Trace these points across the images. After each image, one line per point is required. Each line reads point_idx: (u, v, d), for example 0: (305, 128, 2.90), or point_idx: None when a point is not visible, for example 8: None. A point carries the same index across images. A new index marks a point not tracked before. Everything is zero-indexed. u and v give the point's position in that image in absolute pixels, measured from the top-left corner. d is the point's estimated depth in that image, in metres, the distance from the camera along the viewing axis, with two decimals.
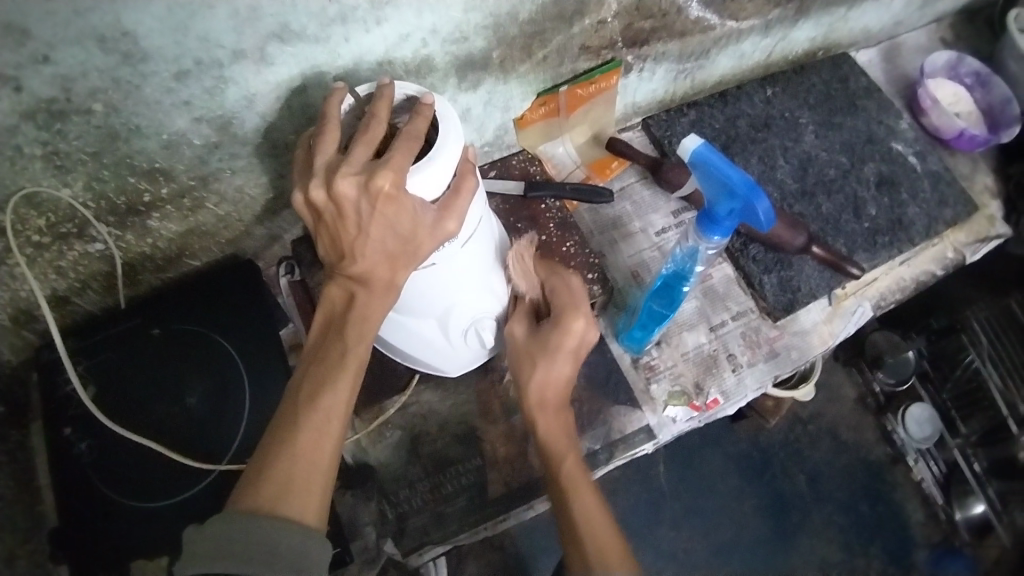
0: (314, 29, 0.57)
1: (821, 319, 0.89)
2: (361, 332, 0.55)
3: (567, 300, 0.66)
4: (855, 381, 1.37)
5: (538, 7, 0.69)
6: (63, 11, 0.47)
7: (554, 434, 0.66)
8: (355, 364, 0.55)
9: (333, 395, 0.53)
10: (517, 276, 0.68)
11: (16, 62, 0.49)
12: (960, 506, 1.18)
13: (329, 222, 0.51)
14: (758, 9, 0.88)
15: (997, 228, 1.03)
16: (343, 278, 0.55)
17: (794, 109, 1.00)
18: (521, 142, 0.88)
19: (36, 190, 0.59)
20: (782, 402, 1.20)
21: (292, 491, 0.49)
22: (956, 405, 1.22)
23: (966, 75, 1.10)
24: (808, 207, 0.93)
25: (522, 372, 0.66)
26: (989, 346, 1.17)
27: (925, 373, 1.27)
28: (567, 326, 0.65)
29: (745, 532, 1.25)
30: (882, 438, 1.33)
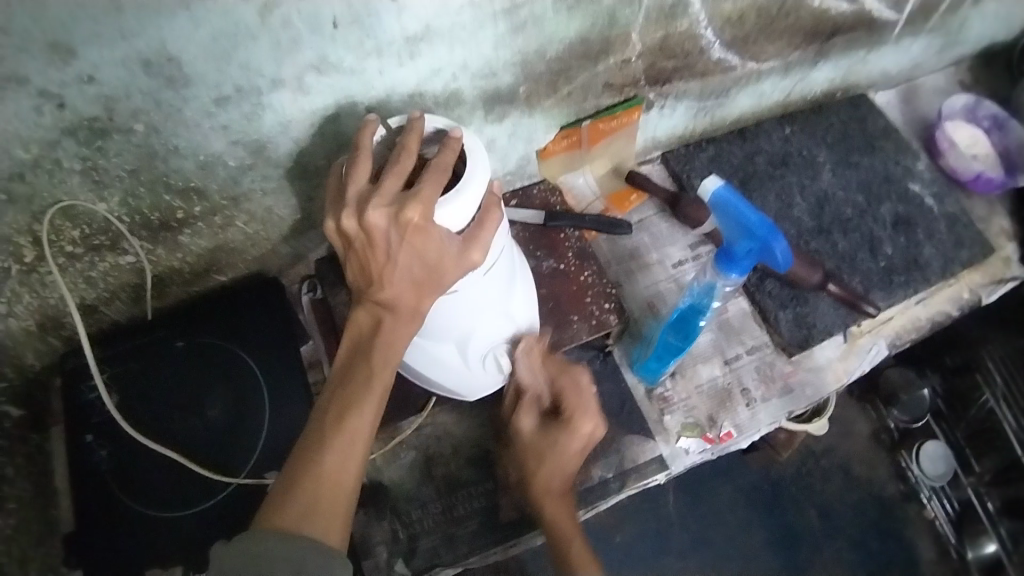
0: (350, 62, 0.60)
1: (836, 355, 0.89)
2: (386, 356, 0.56)
3: (576, 399, 0.70)
4: (869, 418, 1.35)
5: (565, 46, 0.71)
6: (114, 37, 0.50)
7: (561, 523, 0.70)
8: (380, 387, 0.56)
9: (358, 418, 0.54)
10: (523, 368, 0.70)
11: (63, 81, 0.51)
12: (972, 545, 1.22)
13: (359, 249, 0.53)
14: (779, 51, 0.90)
15: (1013, 270, 1.02)
16: (371, 303, 0.56)
17: (812, 147, 1.02)
18: (542, 172, 0.90)
19: (73, 203, 0.61)
20: (794, 436, 1.20)
21: (316, 511, 0.50)
22: (970, 444, 1.24)
23: (984, 118, 1.11)
24: (824, 244, 0.94)
25: (530, 466, 0.70)
26: (1003, 386, 1.18)
27: (939, 412, 1.29)
28: (578, 426, 0.68)
29: (753, 568, 1.24)
30: (894, 476, 1.31)
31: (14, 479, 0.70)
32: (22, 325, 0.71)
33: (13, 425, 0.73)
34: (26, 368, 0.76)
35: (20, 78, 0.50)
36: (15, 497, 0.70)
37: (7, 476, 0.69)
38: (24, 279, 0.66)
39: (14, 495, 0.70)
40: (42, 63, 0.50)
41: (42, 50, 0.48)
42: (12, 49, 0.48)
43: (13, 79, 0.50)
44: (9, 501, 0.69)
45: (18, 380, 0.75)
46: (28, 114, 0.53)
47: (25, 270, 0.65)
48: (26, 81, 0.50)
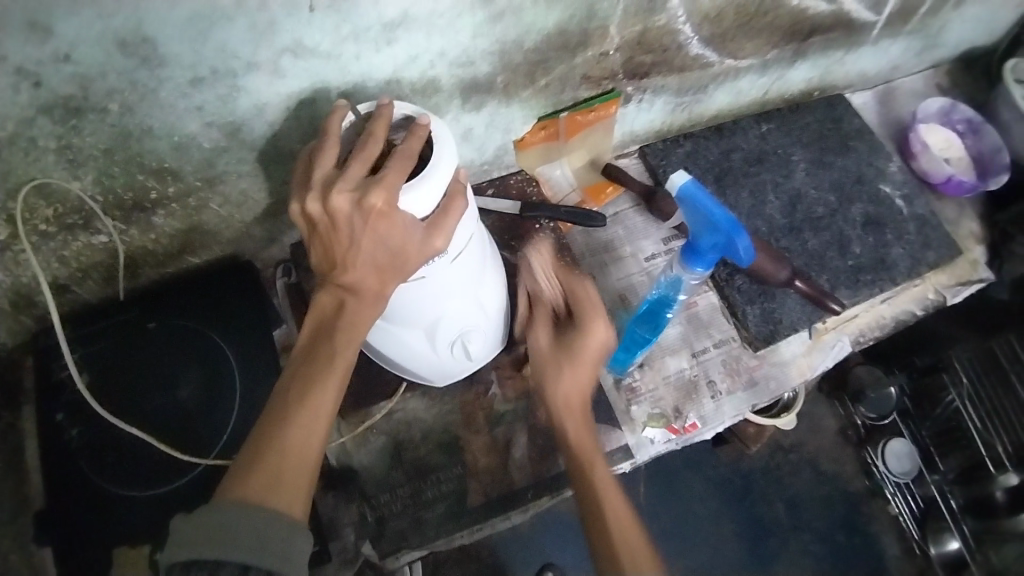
0: (326, 46, 0.60)
1: (801, 351, 0.91)
2: (350, 339, 0.57)
3: (587, 303, 0.71)
4: (837, 415, 1.45)
5: (543, 37, 0.72)
6: (89, 16, 0.50)
7: (581, 440, 0.69)
8: (342, 366, 0.56)
9: (321, 395, 0.55)
10: (538, 277, 0.76)
11: (39, 59, 0.51)
12: (935, 542, 1.27)
13: (323, 233, 0.54)
14: (757, 49, 0.92)
15: (980, 272, 1.05)
16: (334, 286, 0.57)
17: (788, 146, 1.04)
18: (519, 162, 0.90)
19: (46, 181, 0.61)
20: (762, 430, 1.23)
21: (281, 481, 0.51)
22: (935, 444, 1.30)
23: (959, 122, 1.13)
24: (794, 242, 0.96)
25: (546, 377, 0.70)
26: (969, 387, 1.22)
27: (906, 411, 1.36)
28: (589, 329, 0.69)
29: (722, 556, 1.31)
30: (861, 472, 1.40)
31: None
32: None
33: None
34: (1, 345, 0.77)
35: None
36: None
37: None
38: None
39: None
40: (17, 40, 0.49)
41: (16, 27, 0.48)
42: None
43: None
44: None
45: None
46: (4, 92, 0.52)
47: None
48: (1, 58, 0.50)
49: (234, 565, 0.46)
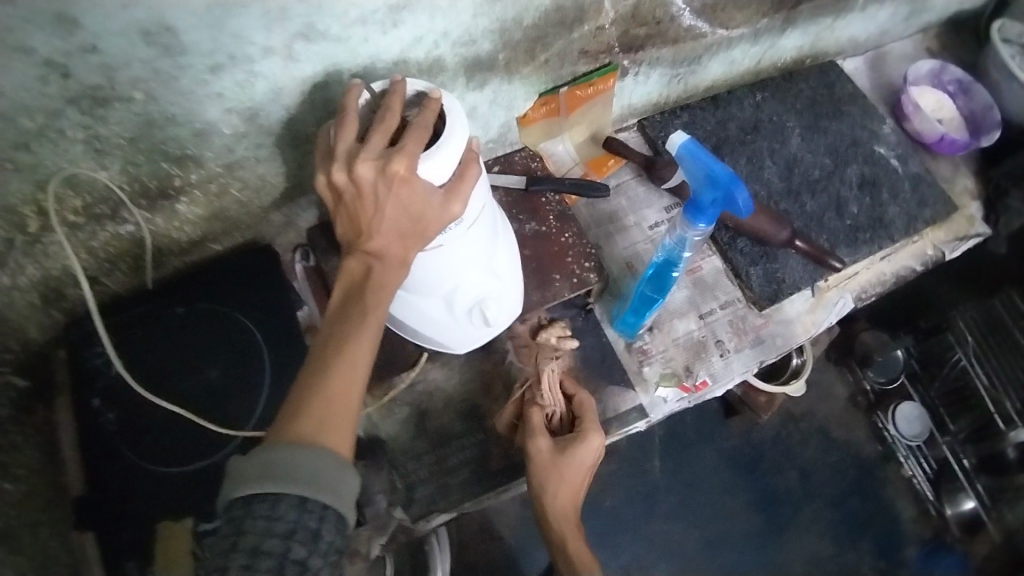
0: (337, 30, 0.62)
1: (805, 309, 0.94)
2: (379, 299, 0.59)
3: (589, 417, 0.75)
4: (845, 381, 1.46)
5: (541, 14, 0.74)
6: (114, 7, 0.52)
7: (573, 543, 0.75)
8: (374, 325, 0.58)
9: (356, 352, 0.56)
10: (546, 389, 0.76)
11: (66, 50, 0.54)
12: (951, 502, 1.31)
13: (349, 201, 0.56)
14: (748, 18, 0.94)
15: (977, 227, 1.07)
16: (361, 253, 0.59)
17: (782, 113, 1.06)
18: (523, 139, 0.93)
19: (75, 171, 0.64)
20: (773, 400, 1.28)
21: (326, 430, 0.52)
22: (944, 403, 1.34)
23: (949, 83, 1.16)
24: (793, 204, 0.99)
25: (543, 486, 0.74)
26: (974, 346, 1.27)
27: (914, 374, 1.38)
28: (588, 440, 0.73)
29: (737, 525, 1.34)
30: (872, 438, 1.42)
31: (22, 448, 0.75)
32: (26, 298, 0.75)
33: (21, 395, 0.78)
34: (28, 342, 0.79)
35: (26, 49, 0.52)
36: (25, 463, 0.74)
37: (15, 446, 0.74)
38: (29, 249, 0.69)
39: (24, 460, 0.74)
40: (46, 33, 0.52)
41: (45, 19, 0.51)
42: (17, 17, 0.50)
43: (18, 48, 0.52)
44: (20, 467, 0.73)
45: (20, 352, 0.78)
46: (34, 84, 0.55)
47: (28, 240, 0.68)
48: (30, 51, 0.53)
49: (293, 497, 0.49)
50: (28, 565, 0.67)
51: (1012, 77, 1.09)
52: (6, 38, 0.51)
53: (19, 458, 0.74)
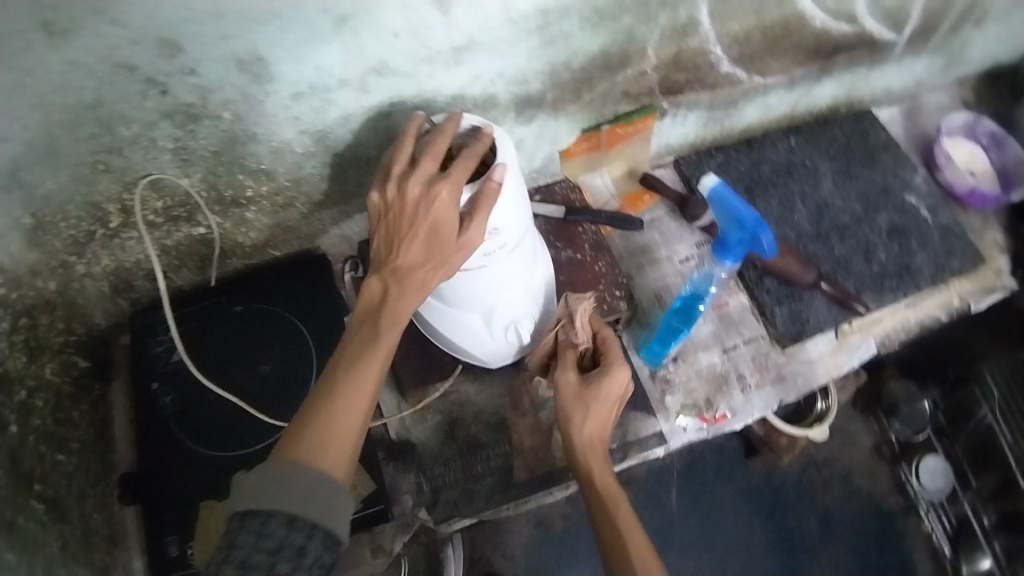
0: (405, 66, 0.69)
1: (828, 350, 0.96)
2: (393, 321, 0.63)
3: (614, 352, 0.73)
4: (872, 430, 1.46)
5: (589, 59, 0.80)
6: (215, 37, 0.60)
7: (604, 479, 0.71)
8: (385, 345, 0.63)
9: (364, 374, 0.61)
10: (577, 327, 0.74)
11: (168, 71, 0.61)
12: (967, 560, 1.31)
13: (392, 218, 0.62)
14: (784, 67, 0.99)
15: (1004, 280, 1.07)
16: (385, 273, 0.64)
17: (815, 158, 1.10)
18: (564, 171, 0.99)
19: (160, 176, 0.72)
20: (797, 442, 1.28)
21: (326, 448, 0.57)
22: (969, 460, 1.34)
23: (983, 135, 1.18)
24: (821, 248, 1.02)
25: (571, 418, 0.71)
26: (1000, 402, 1.26)
27: (940, 427, 1.39)
28: (615, 373, 0.71)
29: (751, 565, 1.35)
30: (895, 489, 1.42)
31: (78, 423, 0.82)
32: (97, 285, 0.82)
33: (85, 374, 0.86)
34: (93, 326, 0.87)
35: (132, 66, 0.60)
36: (80, 437, 0.82)
37: (73, 420, 0.81)
38: (109, 242, 0.77)
39: (81, 435, 0.82)
40: (153, 55, 0.59)
41: (153, 43, 0.58)
42: (127, 39, 0.57)
43: (125, 66, 0.59)
44: (75, 441, 0.80)
45: (87, 334, 0.86)
46: (136, 98, 0.63)
47: (108, 234, 0.76)
48: (135, 69, 0.60)
49: (283, 515, 0.54)
50: (70, 535, 0.75)
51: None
52: (114, 56, 0.58)
53: (77, 433, 0.82)
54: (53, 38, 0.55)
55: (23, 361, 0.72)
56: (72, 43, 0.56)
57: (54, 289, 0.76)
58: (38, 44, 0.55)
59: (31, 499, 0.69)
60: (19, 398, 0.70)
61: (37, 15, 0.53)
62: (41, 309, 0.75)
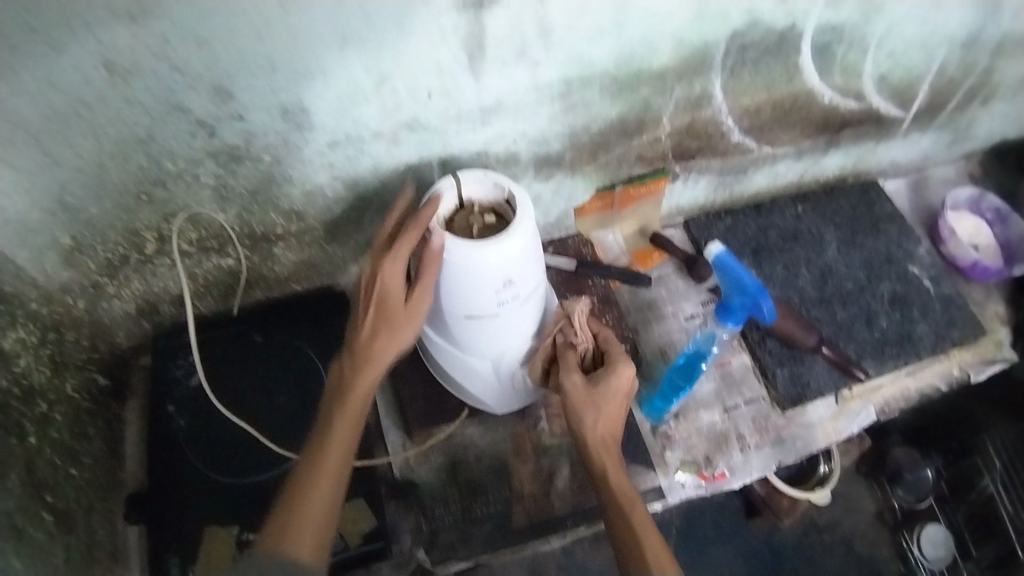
0: (437, 123, 0.73)
1: (827, 415, 0.97)
2: (355, 400, 0.68)
3: (617, 350, 0.74)
4: (875, 497, 1.44)
5: (607, 124, 0.85)
6: (265, 88, 0.62)
7: (614, 475, 0.72)
8: (348, 426, 0.67)
9: (330, 455, 0.66)
10: (578, 328, 0.74)
11: (218, 115, 0.63)
12: None
13: (364, 305, 0.69)
14: (792, 138, 1.04)
15: (1004, 352, 1.09)
16: (350, 355, 0.69)
17: (821, 226, 1.14)
18: (577, 227, 1.03)
19: (198, 210, 0.74)
20: (798, 504, 1.29)
21: (295, 530, 0.62)
22: (970, 530, 1.35)
23: (988, 210, 1.21)
24: (824, 312, 1.05)
25: (581, 419, 0.72)
26: (1003, 472, 1.30)
27: (942, 496, 1.39)
28: (621, 371, 0.72)
29: None
30: (895, 556, 1.39)
31: (92, 439, 0.86)
32: (124, 307, 0.87)
33: (102, 392, 0.89)
34: (115, 345, 0.92)
35: (184, 109, 0.62)
36: (92, 453, 0.85)
37: (88, 436, 0.85)
38: (140, 267, 0.81)
39: (94, 450, 0.85)
40: (205, 100, 0.61)
41: (207, 90, 0.60)
42: (182, 84, 0.59)
43: (177, 108, 0.61)
44: (88, 456, 0.84)
45: (109, 353, 0.91)
46: (185, 138, 0.65)
47: (142, 260, 0.80)
48: (186, 111, 0.62)
49: None
50: (75, 549, 0.77)
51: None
52: (170, 98, 0.60)
53: (91, 447, 0.85)
54: (114, 77, 0.57)
55: (46, 374, 0.78)
56: (131, 84, 0.58)
57: (82, 308, 0.83)
58: (99, 81, 0.57)
59: (40, 509, 0.73)
60: (39, 410, 0.76)
61: (101, 54, 0.55)
62: (68, 325, 0.81)
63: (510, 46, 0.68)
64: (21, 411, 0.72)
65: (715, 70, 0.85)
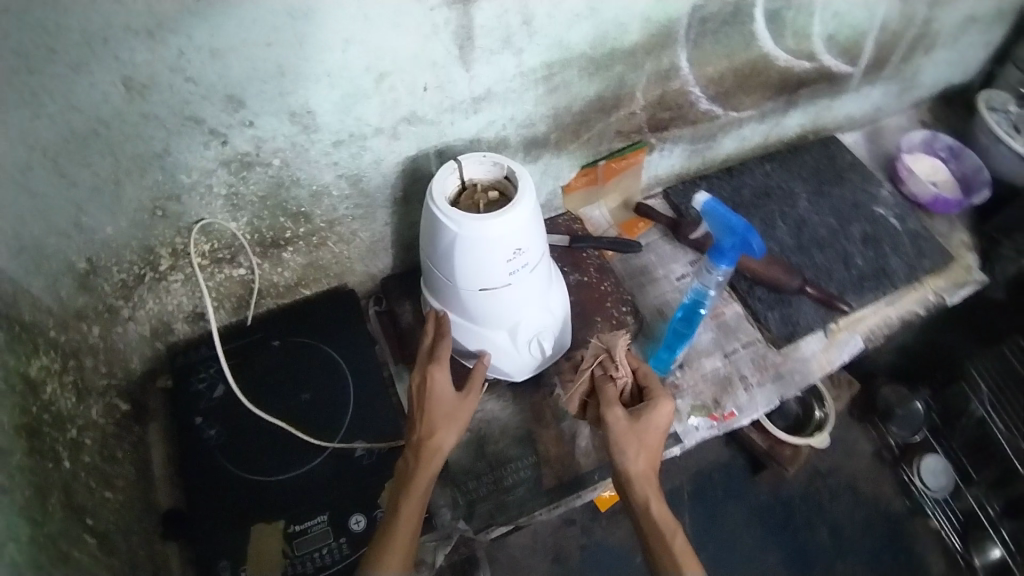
0: (432, 115, 0.78)
1: (820, 349, 1.04)
2: (421, 484, 0.74)
3: (656, 387, 0.81)
4: (870, 438, 1.54)
5: (586, 103, 0.91)
6: (274, 93, 0.66)
7: (655, 507, 0.76)
8: (415, 507, 0.73)
9: (398, 537, 0.71)
10: (619, 358, 0.81)
11: (230, 123, 0.67)
12: (978, 551, 1.35)
13: (428, 399, 0.77)
14: (755, 102, 1.11)
15: (974, 275, 1.16)
16: (417, 445, 0.76)
17: (790, 181, 1.22)
18: (565, 205, 1.09)
19: (211, 221, 0.78)
20: (800, 451, 1.34)
21: None
22: (968, 456, 1.42)
23: (942, 149, 1.29)
24: (804, 258, 1.12)
25: (624, 452, 0.76)
26: (990, 394, 1.35)
27: (936, 427, 1.48)
28: (662, 406, 0.78)
29: None
30: (899, 492, 1.47)
31: (121, 461, 0.84)
32: (140, 329, 0.88)
33: (123, 417, 0.88)
34: (130, 370, 0.90)
35: (198, 119, 0.66)
36: (123, 475, 0.84)
37: (117, 458, 0.84)
38: (154, 284, 0.84)
39: (126, 472, 0.85)
40: (218, 109, 0.65)
41: (220, 99, 0.65)
42: (198, 95, 0.63)
43: (193, 120, 0.65)
44: (119, 479, 0.82)
45: (125, 378, 0.89)
46: (199, 148, 0.69)
47: (156, 276, 0.82)
48: (201, 121, 0.66)
49: None
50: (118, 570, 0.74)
51: (998, 142, 1.21)
52: (185, 110, 0.64)
53: (121, 470, 0.84)
54: (131, 93, 0.61)
55: (72, 401, 0.77)
56: (149, 98, 0.62)
57: (98, 334, 0.82)
58: (117, 97, 0.60)
59: (83, 532, 0.71)
60: (70, 435, 0.75)
61: (119, 71, 0.59)
62: (87, 352, 0.81)
63: (496, 36, 0.73)
64: (54, 437, 0.72)
65: (680, 44, 0.91)
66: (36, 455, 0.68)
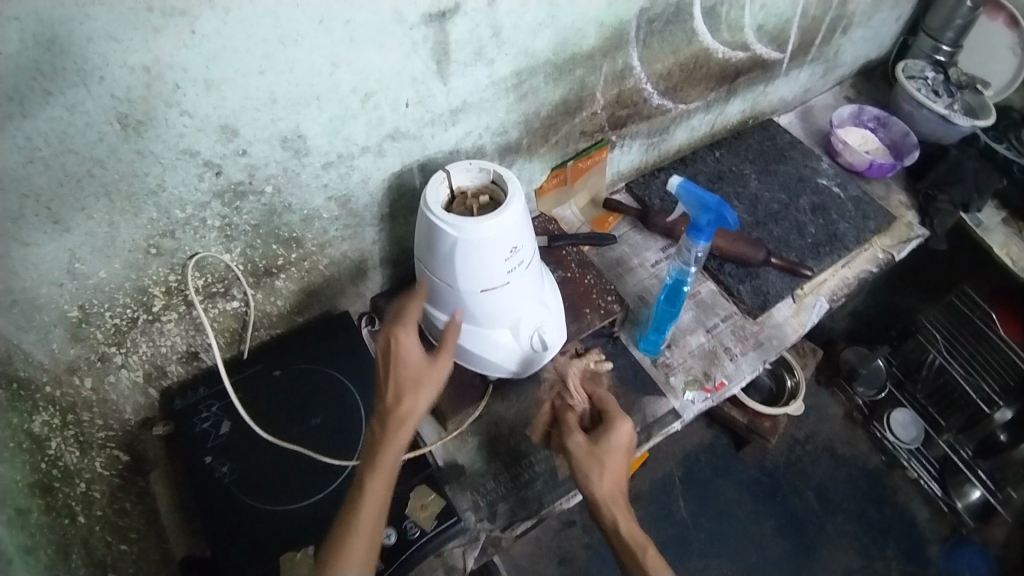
0: (414, 130, 0.81)
1: (791, 313, 1.11)
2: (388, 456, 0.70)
3: (613, 408, 0.86)
4: (840, 401, 1.65)
5: (552, 106, 0.96)
6: (267, 121, 0.69)
7: (621, 523, 0.79)
8: (382, 482, 0.69)
9: (362, 518, 0.67)
10: (573, 391, 0.90)
11: (224, 153, 0.69)
12: (960, 496, 1.42)
13: (395, 361, 0.73)
14: (700, 93, 1.20)
15: (916, 230, 1.26)
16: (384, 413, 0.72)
17: (739, 164, 1.31)
18: (539, 208, 1.13)
19: (205, 255, 0.78)
20: (778, 422, 1.41)
21: None
22: (933, 406, 1.49)
23: (869, 120, 1.41)
24: (763, 233, 1.20)
25: (585, 471, 0.80)
26: (944, 344, 1.43)
27: (900, 380, 1.57)
28: (617, 425, 0.83)
29: (770, 552, 1.44)
30: (874, 449, 1.58)
31: (131, 513, 0.82)
32: (132, 376, 0.84)
33: (121, 473, 0.84)
34: (125, 421, 0.87)
35: (193, 151, 0.67)
36: (136, 526, 0.81)
37: (126, 510, 0.82)
38: (146, 327, 0.81)
39: (136, 523, 0.82)
40: (212, 140, 0.67)
41: (214, 129, 0.66)
42: (193, 128, 0.65)
43: (188, 152, 0.67)
44: (132, 531, 0.80)
45: (117, 429, 0.86)
46: (193, 181, 0.70)
47: (150, 318, 0.80)
48: (196, 154, 0.67)
49: None
50: None
51: (920, 106, 1.32)
52: (181, 144, 0.65)
53: (131, 522, 0.81)
54: (127, 130, 0.61)
55: (76, 455, 0.77)
56: (144, 134, 0.63)
57: (89, 388, 0.80)
58: (112, 136, 0.61)
59: None
60: (80, 489, 0.75)
61: (115, 109, 0.59)
62: (82, 407, 0.80)
63: (470, 49, 0.77)
64: (65, 492, 0.72)
65: (632, 44, 0.98)
66: (51, 511, 0.69)
